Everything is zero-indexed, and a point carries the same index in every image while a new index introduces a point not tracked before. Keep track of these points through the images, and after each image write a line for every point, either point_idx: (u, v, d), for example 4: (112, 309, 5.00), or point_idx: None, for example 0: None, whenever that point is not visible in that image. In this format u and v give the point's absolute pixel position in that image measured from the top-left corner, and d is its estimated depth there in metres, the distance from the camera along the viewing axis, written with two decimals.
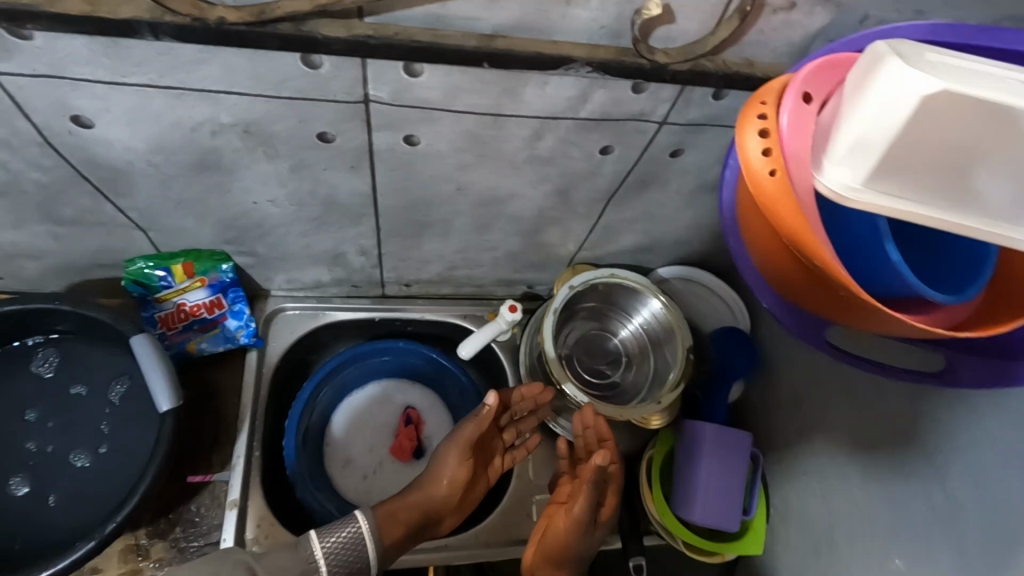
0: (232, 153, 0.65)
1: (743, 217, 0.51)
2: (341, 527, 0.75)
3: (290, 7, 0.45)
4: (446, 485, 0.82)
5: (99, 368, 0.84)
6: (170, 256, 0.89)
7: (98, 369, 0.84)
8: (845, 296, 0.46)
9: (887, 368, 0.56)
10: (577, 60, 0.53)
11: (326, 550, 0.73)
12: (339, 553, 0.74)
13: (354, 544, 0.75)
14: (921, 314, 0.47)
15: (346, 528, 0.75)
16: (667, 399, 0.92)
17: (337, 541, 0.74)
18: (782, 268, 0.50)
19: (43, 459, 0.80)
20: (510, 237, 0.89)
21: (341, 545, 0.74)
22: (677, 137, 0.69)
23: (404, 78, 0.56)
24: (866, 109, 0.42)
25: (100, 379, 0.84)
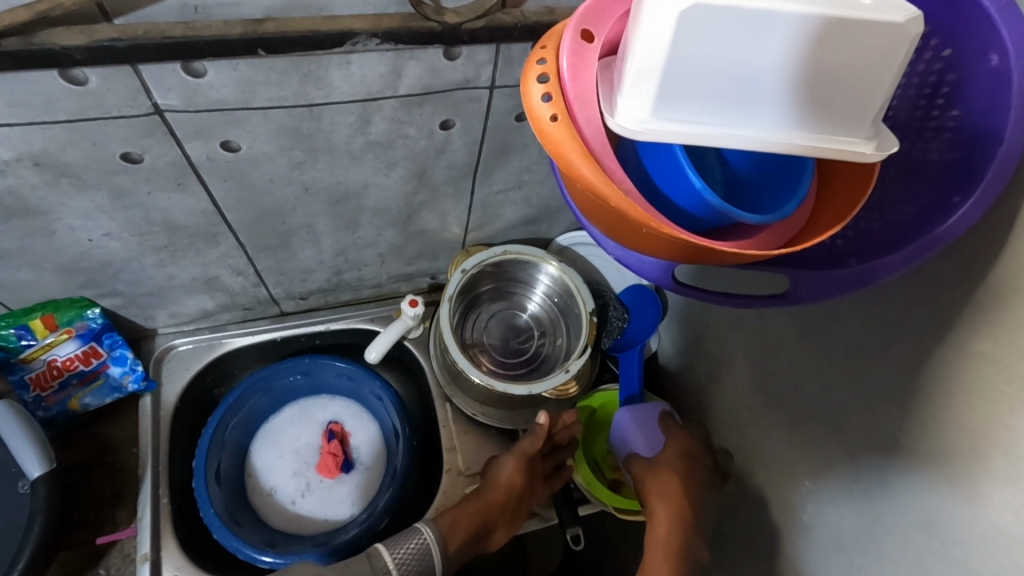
0: (33, 191, 0.60)
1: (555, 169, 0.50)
2: (408, 538, 0.71)
3: (8, 19, 0.41)
4: (504, 490, 0.83)
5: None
6: (26, 312, 0.83)
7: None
8: (654, 237, 0.44)
9: (731, 297, 0.56)
10: (361, 34, 0.49)
11: (398, 560, 0.69)
12: (412, 562, 0.69)
13: (422, 556, 0.70)
14: (744, 241, 0.46)
15: (415, 537, 0.72)
16: (576, 366, 0.91)
17: (407, 551, 0.70)
18: (597, 217, 0.48)
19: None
20: (385, 230, 0.86)
21: (411, 556, 0.70)
22: (515, 100, 0.67)
23: (188, 79, 0.52)
24: (640, 37, 0.39)
25: None
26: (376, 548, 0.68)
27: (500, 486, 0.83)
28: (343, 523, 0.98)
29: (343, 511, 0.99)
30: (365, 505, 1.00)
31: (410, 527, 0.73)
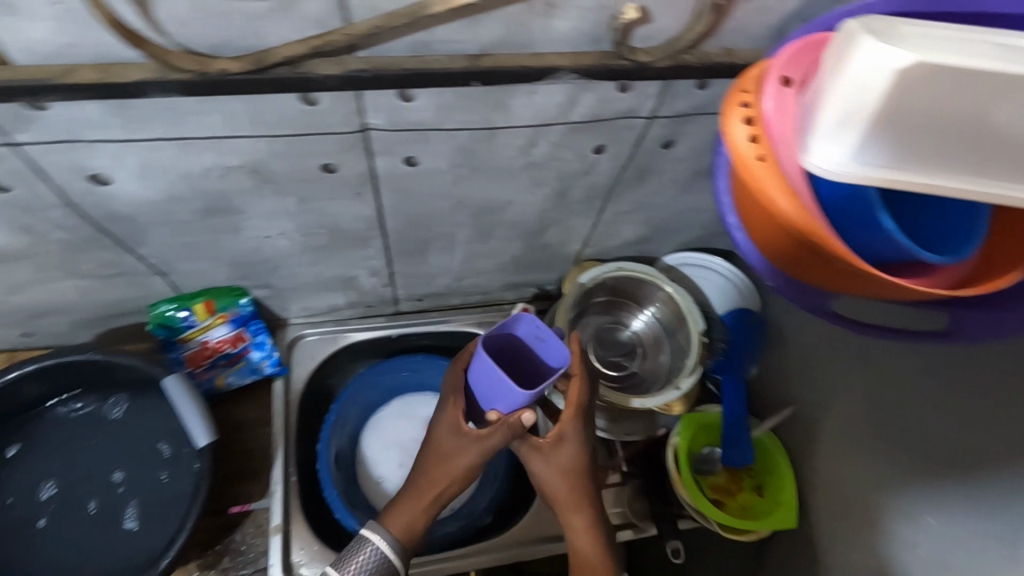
0: (239, 194, 0.68)
1: (740, 202, 0.53)
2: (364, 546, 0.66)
3: (287, 52, 0.48)
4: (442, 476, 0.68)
5: (127, 425, 0.87)
6: (191, 297, 0.92)
7: (132, 422, 0.87)
8: (850, 270, 0.47)
9: (893, 332, 0.57)
10: (563, 69, 0.55)
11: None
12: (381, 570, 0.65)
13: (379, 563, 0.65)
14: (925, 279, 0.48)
15: (369, 546, 0.66)
16: (686, 384, 0.93)
17: (362, 562, 0.65)
18: (782, 248, 0.51)
19: (84, 517, 0.82)
20: (513, 242, 0.92)
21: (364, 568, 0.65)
22: (668, 129, 0.71)
23: (399, 103, 0.58)
24: (844, 88, 0.43)
25: (143, 423, 0.87)
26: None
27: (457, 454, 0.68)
28: (441, 518, 1.01)
29: (441, 506, 1.02)
30: (463, 501, 1.02)
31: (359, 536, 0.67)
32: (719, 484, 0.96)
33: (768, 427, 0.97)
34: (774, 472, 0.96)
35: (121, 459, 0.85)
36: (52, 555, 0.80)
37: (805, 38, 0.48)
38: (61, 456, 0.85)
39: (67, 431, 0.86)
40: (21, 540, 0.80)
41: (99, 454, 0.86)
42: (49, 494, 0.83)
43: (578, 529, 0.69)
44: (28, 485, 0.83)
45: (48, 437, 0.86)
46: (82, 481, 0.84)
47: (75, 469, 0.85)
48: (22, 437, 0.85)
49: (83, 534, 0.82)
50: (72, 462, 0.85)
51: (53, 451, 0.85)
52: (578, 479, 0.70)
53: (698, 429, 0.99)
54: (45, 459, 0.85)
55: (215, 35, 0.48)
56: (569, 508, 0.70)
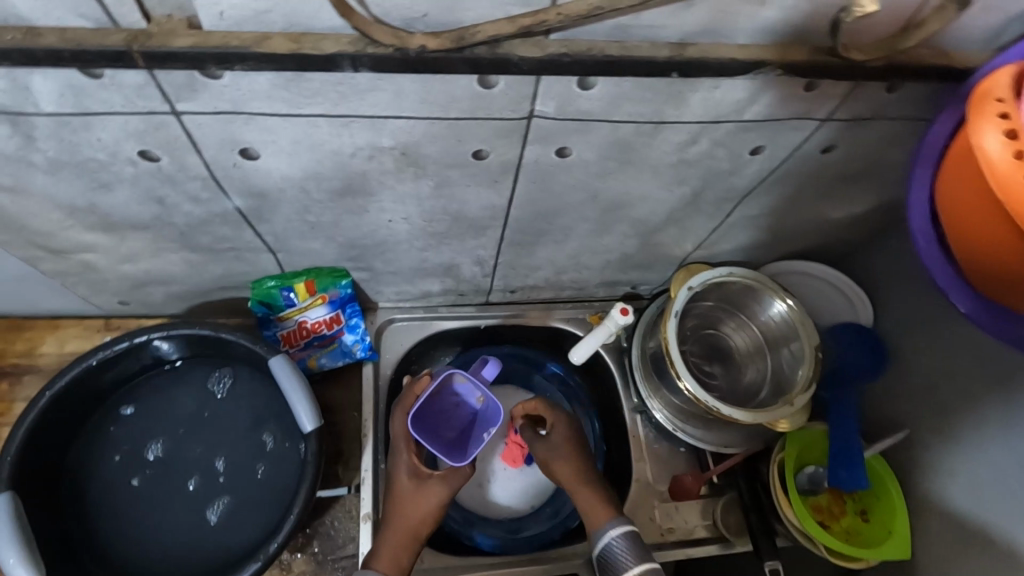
0: (380, 175, 0.65)
1: (969, 219, 0.48)
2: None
3: (491, 30, 0.44)
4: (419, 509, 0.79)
5: (235, 411, 0.85)
6: (294, 275, 0.89)
7: (240, 409, 0.85)
8: None
9: None
10: (768, 64, 0.50)
11: None
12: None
13: None
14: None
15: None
16: (801, 401, 0.89)
17: None
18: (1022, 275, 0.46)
19: (176, 496, 0.81)
20: (628, 239, 0.88)
21: None
22: (834, 133, 0.66)
23: (575, 91, 0.55)
24: None
25: (244, 406, 0.85)
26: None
27: (434, 485, 0.80)
28: (526, 514, 1.01)
29: (524, 503, 1.02)
30: (547, 500, 1.03)
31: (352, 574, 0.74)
32: (821, 506, 0.93)
33: (878, 450, 0.92)
34: (885, 497, 0.92)
35: (224, 443, 0.83)
36: (140, 530, 0.79)
37: None
38: (167, 425, 0.84)
39: (168, 400, 0.85)
40: (117, 504, 0.80)
41: (203, 431, 0.84)
42: (151, 463, 0.82)
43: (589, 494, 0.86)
44: (131, 448, 0.82)
45: (159, 402, 0.85)
46: (183, 457, 0.83)
47: (179, 443, 0.83)
48: (137, 396, 0.84)
49: (175, 513, 0.80)
50: (178, 436, 0.84)
51: (154, 419, 0.84)
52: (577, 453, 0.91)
53: (802, 447, 0.95)
54: (151, 426, 0.84)
55: (415, 8, 0.44)
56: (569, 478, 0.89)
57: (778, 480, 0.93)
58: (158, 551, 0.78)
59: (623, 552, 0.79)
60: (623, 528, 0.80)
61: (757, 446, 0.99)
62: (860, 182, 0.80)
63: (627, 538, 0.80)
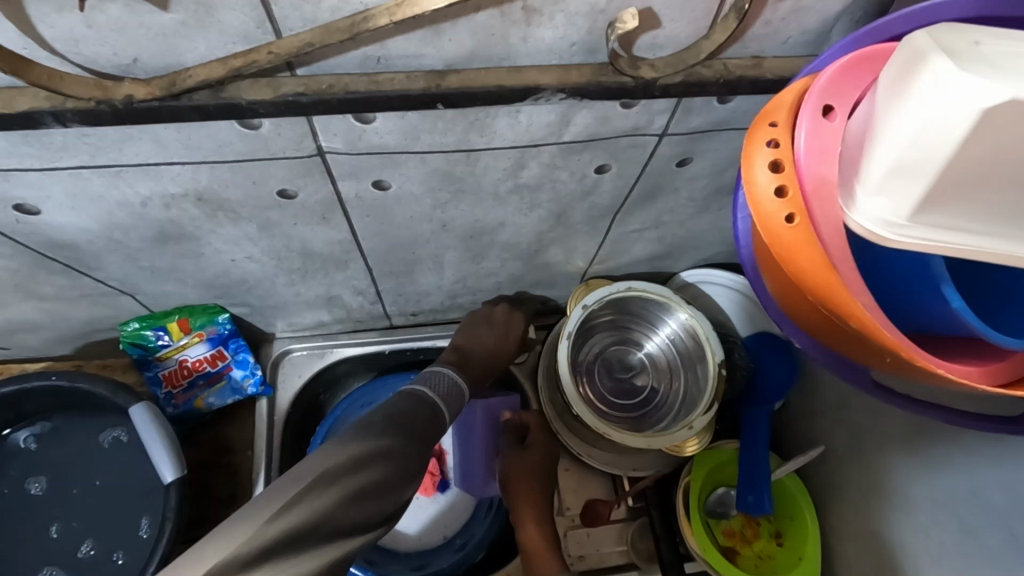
0: (191, 222, 0.60)
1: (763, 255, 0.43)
2: None
3: (203, 74, 0.39)
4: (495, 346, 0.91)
5: (127, 466, 0.81)
6: (164, 315, 0.86)
7: (132, 463, 0.81)
8: (898, 364, 0.37)
9: (939, 409, 0.47)
10: (547, 88, 0.44)
11: None
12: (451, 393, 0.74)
13: None
14: (987, 358, 0.38)
15: None
16: (700, 423, 0.85)
17: None
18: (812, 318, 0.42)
19: (30, 550, 0.78)
20: (510, 262, 0.83)
21: None
22: (684, 147, 0.61)
23: (356, 125, 0.49)
24: (902, 126, 0.32)
25: (130, 460, 0.81)
26: (421, 394, 0.70)
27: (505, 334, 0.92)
28: (436, 546, 0.97)
29: (434, 533, 0.97)
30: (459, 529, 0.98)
31: (435, 369, 0.75)
32: (734, 529, 0.88)
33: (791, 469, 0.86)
34: (797, 520, 0.87)
35: (103, 516, 0.79)
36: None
37: (860, 50, 0.37)
38: (59, 468, 0.81)
39: (52, 442, 0.82)
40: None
41: (90, 477, 0.80)
42: (29, 502, 0.80)
43: (529, 527, 0.85)
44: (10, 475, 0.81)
45: (50, 443, 0.82)
46: (57, 508, 0.79)
47: (61, 496, 0.80)
48: (44, 430, 0.82)
49: (30, 559, 0.77)
50: (62, 481, 0.80)
51: (34, 459, 0.81)
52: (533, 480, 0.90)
53: (713, 467, 0.90)
54: (35, 463, 0.81)
55: (121, 54, 0.40)
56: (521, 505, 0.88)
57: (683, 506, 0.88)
58: None
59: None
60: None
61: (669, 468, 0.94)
62: None
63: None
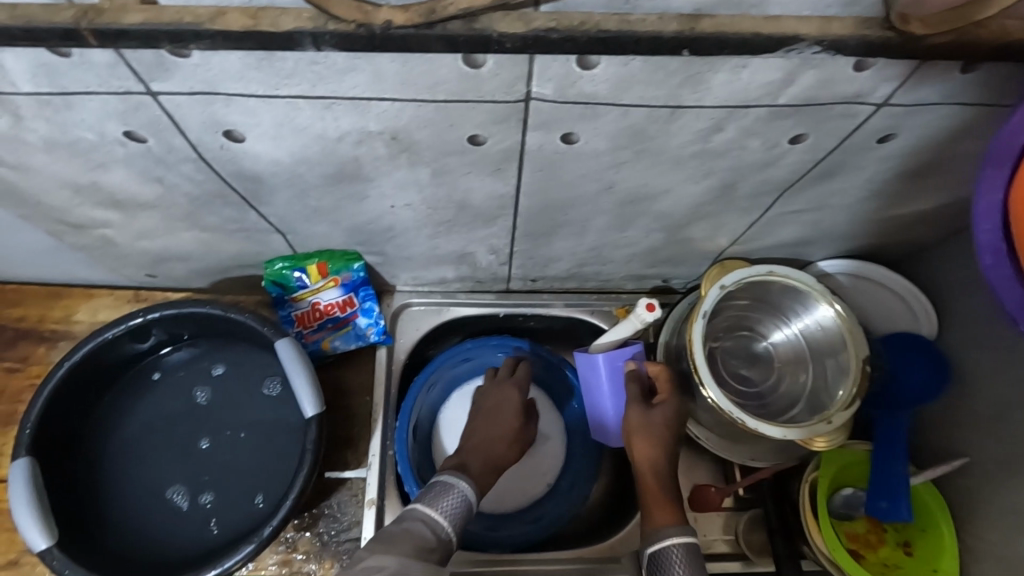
0: (372, 162, 0.61)
1: None
2: (449, 492, 0.72)
3: (467, 3, 0.39)
4: (495, 418, 0.89)
5: (282, 413, 0.84)
6: (305, 257, 0.89)
7: (289, 413, 0.84)
8: None
9: None
10: (803, 40, 0.42)
11: (441, 515, 0.70)
12: (458, 510, 0.71)
13: (459, 510, 0.71)
14: None
15: (456, 491, 0.73)
16: (840, 420, 0.81)
17: (450, 504, 0.71)
18: None
19: (167, 461, 0.83)
20: (655, 232, 0.80)
21: (453, 510, 0.71)
22: (893, 120, 0.57)
23: (574, 71, 0.48)
24: None
25: (287, 408, 0.84)
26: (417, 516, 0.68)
27: (500, 403, 0.91)
28: (543, 496, 0.98)
29: (541, 482, 0.99)
30: (562, 474, 1.00)
31: (445, 483, 0.73)
32: (857, 533, 0.85)
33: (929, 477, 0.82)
34: (930, 532, 0.83)
35: (237, 460, 0.82)
36: (134, 444, 0.84)
37: None
38: (224, 399, 0.85)
39: (218, 369, 0.87)
40: (147, 409, 0.85)
41: (246, 407, 0.85)
42: (191, 413, 0.85)
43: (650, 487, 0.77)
44: (187, 380, 0.86)
45: (215, 361, 0.87)
46: (208, 425, 0.84)
47: (211, 419, 0.84)
48: (225, 358, 0.87)
49: (168, 463, 0.83)
50: (221, 405, 0.85)
51: (192, 373, 0.87)
52: (657, 445, 0.79)
53: (842, 466, 0.86)
54: (196, 375, 0.86)
55: None
56: (643, 474, 0.79)
57: (807, 502, 0.85)
58: (135, 490, 0.81)
59: (677, 562, 0.70)
60: (682, 538, 0.71)
61: (790, 463, 0.90)
62: (927, 177, 0.69)
63: (685, 550, 0.71)
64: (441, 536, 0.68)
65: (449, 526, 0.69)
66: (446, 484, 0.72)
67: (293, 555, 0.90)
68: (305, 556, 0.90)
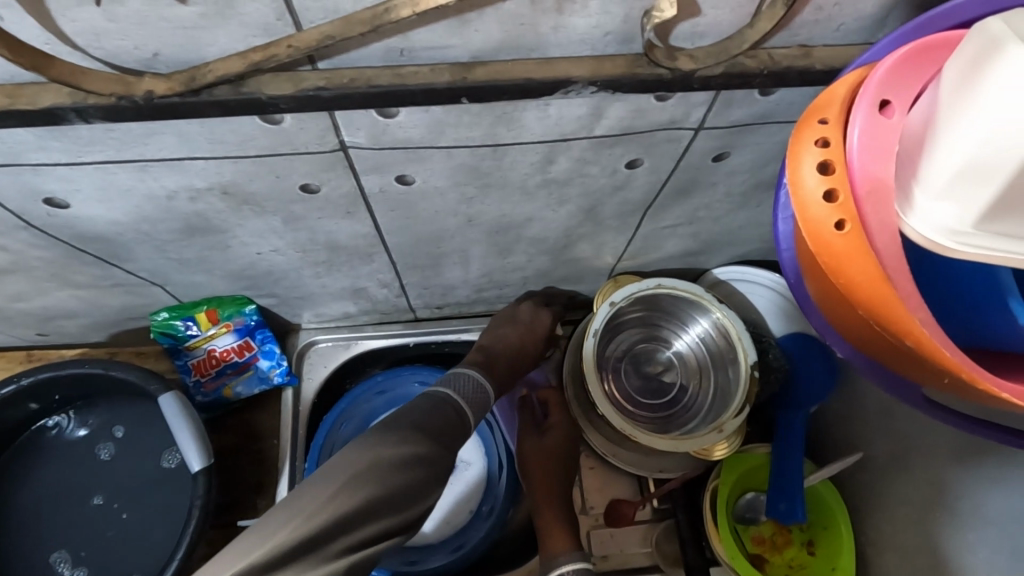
0: (217, 215, 0.60)
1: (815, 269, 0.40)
2: (461, 374, 0.71)
3: (222, 69, 0.38)
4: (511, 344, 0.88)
5: (179, 481, 0.81)
6: (193, 305, 0.87)
7: (185, 484, 0.81)
8: (953, 386, 0.34)
9: (970, 423, 0.45)
10: (578, 81, 0.43)
11: (461, 391, 0.68)
12: (478, 392, 0.69)
13: (479, 390, 0.71)
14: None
15: (466, 375, 0.71)
16: (731, 427, 0.83)
17: (469, 386, 0.70)
18: (866, 337, 0.38)
19: (54, 523, 0.80)
20: (537, 256, 0.81)
21: (476, 387, 0.70)
22: (721, 141, 0.58)
23: (380, 120, 0.48)
24: (968, 126, 0.30)
25: (183, 473, 0.82)
26: (446, 396, 0.66)
27: (519, 328, 0.90)
28: (465, 523, 0.96)
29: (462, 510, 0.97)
30: (483, 499, 0.98)
31: (457, 370, 0.72)
32: (763, 536, 0.86)
33: (826, 477, 0.83)
34: (831, 529, 0.84)
35: (126, 527, 0.80)
36: (22, 500, 0.81)
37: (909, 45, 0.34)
38: (121, 462, 0.83)
39: (113, 429, 0.84)
40: (38, 465, 0.83)
41: (142, 469, 0.82)
42: (87, 472, 0.82)
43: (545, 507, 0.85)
44: (84, 437, 0.84)
45: (110, 420, 0.84)
46: (102, 486, 0.82)
47: (106, 481, 0.82)
48: (126, 418, 0.84)
49: (57, 525, 0.80)
50: (116, 468, 0.82)
51: (82, 431, 0.84)
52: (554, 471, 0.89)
53: (745, 471, 0.87)
54: (91, 432, 0.84)
55: (141, 48, 0.39)
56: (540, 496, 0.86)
57: (711, 510, 0.85)
58: (18, 554, 0.79)
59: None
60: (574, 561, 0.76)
61: (697, 471, 0.92)
62: None
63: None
64: (466, 414, 0.66)
65: (465, 404, 0.67)
66: (462, 369, 0.71)
67: None
68: None
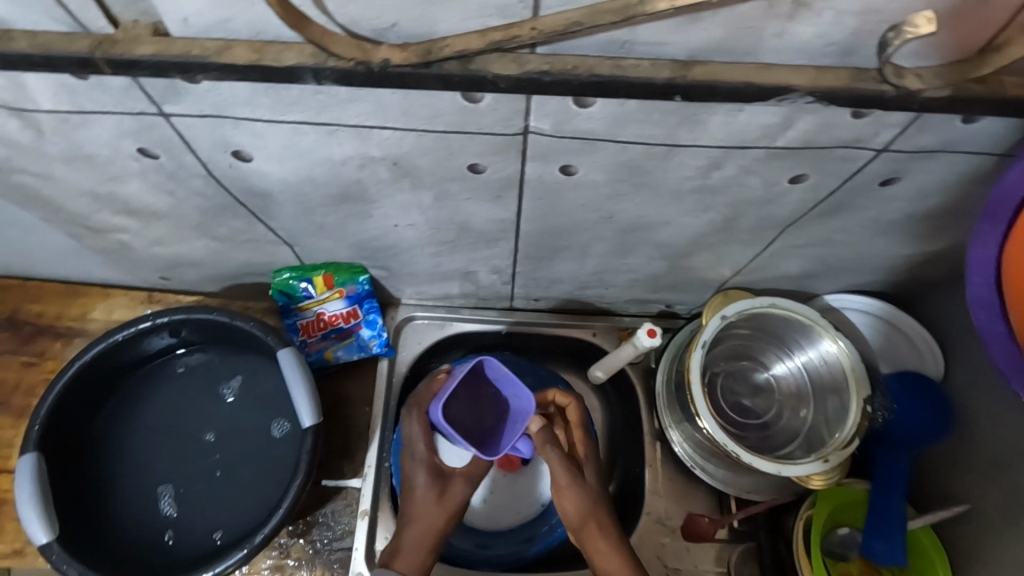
0: (376, 184, 0.62)
1: None
2: None
3: (459, 45, 0.40)
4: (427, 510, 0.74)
5: (284, 441, 0.85)
6: (312, 268, 0.90)
7: (290, 444, 0.85)
8: None
9: None
10: (796, 90, 0.42)
11: None
12: None
13: None
14: None
15: None
16: (836, 458, 0.81)
17: None
18: None
19: (164, 458, 0.85)
20: (656, 261, 0.80)
21: None
22: (896, 165, 0.56)
23: (572, 109, 0.49)
24: None
25: (289, 431, 0.85)
26: None
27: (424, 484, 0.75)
28: (537, 515, 0.97)
29: (536, 501, 0.98)
30: None
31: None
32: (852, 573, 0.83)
33: (929, 522, 0.79)
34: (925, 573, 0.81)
35: (230, 473, 0.84)
36: (137, 430, 0.86)
37: None
38: (233, 412, 0.87)
39: (228, 380, 0.88)
40: (156, 401, 0.88)
41: (251, 422, 0.86)
42: (201, 416, 0.87)
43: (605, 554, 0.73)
44: (200, 383, 0.89)
45: (226, 372, 0.89)
46: (213, 431, 0.86)
47: (217, 427, 0.86)
48: (243, 372, 0.89)
49: (167, 459, 0.85)
50: (227, 417, 0.87)
51: (199, 376, 0.89)
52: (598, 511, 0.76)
53: (839, 504, 0.84)
54: (207, 379, 0.89)
55: (381, 18, 0.40)
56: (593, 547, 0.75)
57: (801, 538, 0.83)
58: (129, 480, 0.84)
59: None
60: None
61: (786, 497, 0.90)
62: (934, 220, 0.68)
63: None
64: None
65: None
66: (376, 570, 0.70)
67: (286, 561, 0.90)
68: (299, 562, 0.91)
